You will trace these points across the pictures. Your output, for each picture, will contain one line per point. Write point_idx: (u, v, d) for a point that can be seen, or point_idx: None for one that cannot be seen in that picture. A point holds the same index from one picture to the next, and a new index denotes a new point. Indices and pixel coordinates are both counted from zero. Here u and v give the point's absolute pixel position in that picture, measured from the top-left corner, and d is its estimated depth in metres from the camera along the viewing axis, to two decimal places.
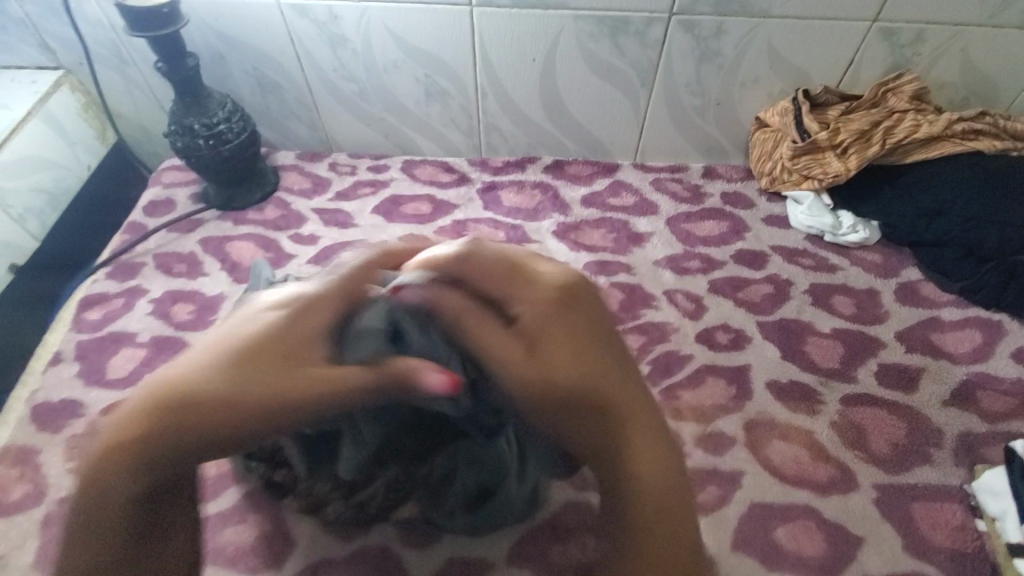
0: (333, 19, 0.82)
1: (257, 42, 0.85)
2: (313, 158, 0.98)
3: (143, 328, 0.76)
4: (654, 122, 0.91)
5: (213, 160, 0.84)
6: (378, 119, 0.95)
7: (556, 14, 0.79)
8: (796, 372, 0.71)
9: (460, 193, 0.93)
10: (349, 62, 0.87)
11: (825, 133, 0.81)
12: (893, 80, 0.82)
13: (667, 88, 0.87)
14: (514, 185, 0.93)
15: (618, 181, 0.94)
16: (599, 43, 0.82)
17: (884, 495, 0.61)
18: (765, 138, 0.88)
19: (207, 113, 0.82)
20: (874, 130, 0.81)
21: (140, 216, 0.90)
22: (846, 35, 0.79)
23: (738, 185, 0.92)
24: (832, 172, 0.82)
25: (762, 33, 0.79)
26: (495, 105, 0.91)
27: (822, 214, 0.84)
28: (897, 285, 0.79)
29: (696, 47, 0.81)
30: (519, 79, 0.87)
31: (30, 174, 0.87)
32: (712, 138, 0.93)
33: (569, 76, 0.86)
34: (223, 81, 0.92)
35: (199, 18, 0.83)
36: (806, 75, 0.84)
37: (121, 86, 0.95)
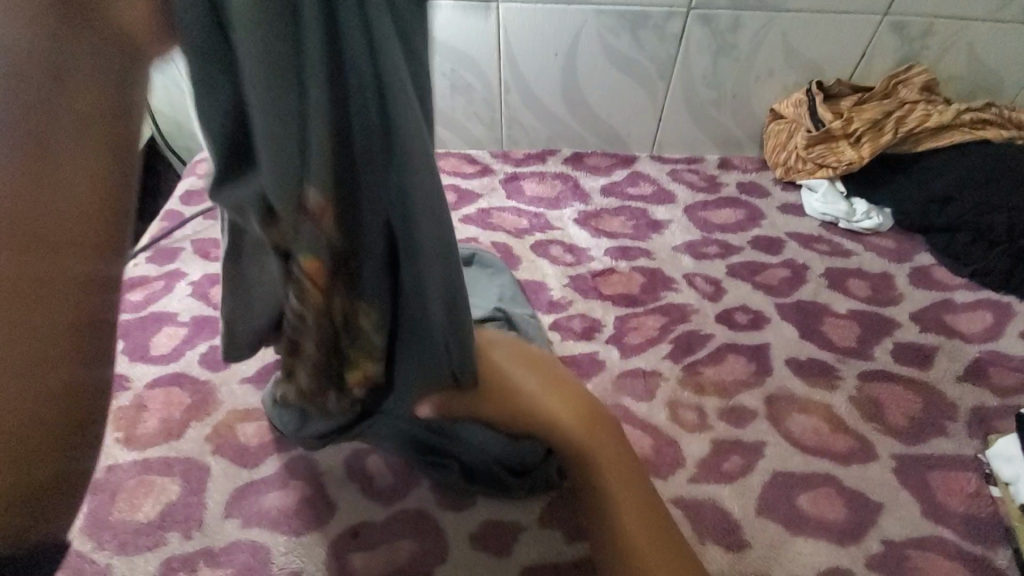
0: None
1: None
2: None
3: (183, 308, 0.80)
4: (672, 114, 0.94)
5: None
6: None
7: (579, 10, 0.83)
8: (814, 350, 0.73)
9: (483, 182, 0.94)
10: None
11: (839, 122, 0.84)
12: (904, 73, 0.85)
13: (684, 81, 0.90)
14: (535, 176, 0.95)
15: (636, 172, 0.96)
16: (619, 37, 0.85)
17: (901, 462, 0.64)
18: (779, 129, 0.91)
19: None
20: (886, 120, 0.83)
21: (175, 205, 0.94)
22: (857, 29, 0.82)
23: (754, 176, 0.95)
24: (846, 160, 0.85)
25: (776, 27, 0.83)
26: (518, 98, 0.94)
27: (837, 202, 0.87)
28: (910, 269, 0.82)
29: (713, 41, 0.85)
30: (542, 73, 0.91)
31: None
32: (727, 131, 0.96)
33: (591, 69, 0.89)
34: None
35: None
36: (818, 68, 0.87)
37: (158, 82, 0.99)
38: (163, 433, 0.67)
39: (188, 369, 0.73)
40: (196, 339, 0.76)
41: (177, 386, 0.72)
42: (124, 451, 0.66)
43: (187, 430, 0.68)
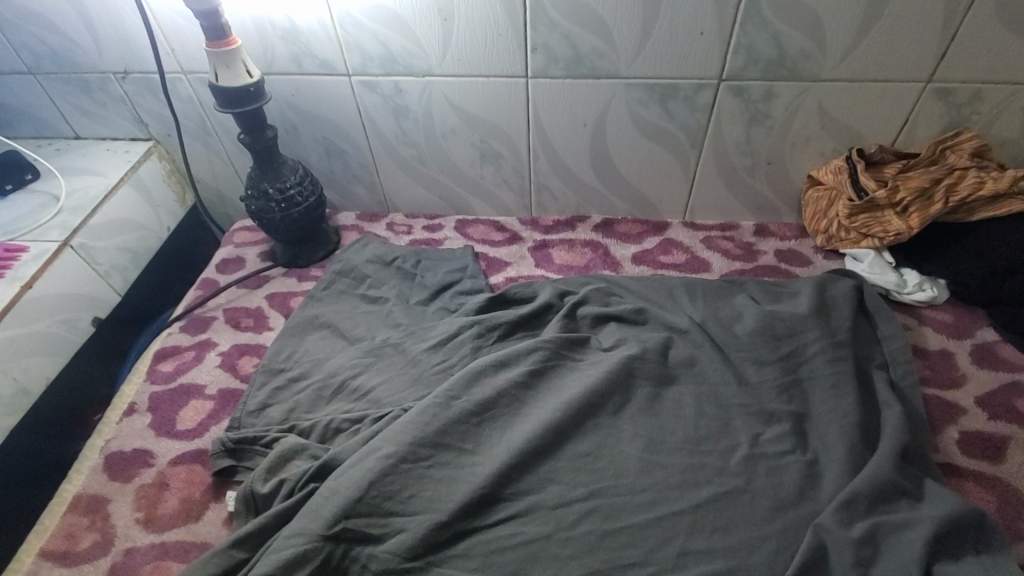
0: (399, 92, 0.87)
1: (329, 117, 0.93)
2: (372, 219, 1.04)
3: (213, 381, 0.80)
4: (704, 182, 0.93)
5: (282, 222, 0.90)
6: (435, 181, 1.00)
7: (607, 83, 0.82)
8: (885, 425, 0.64)
9: (512, 250, 0.96)
10: (410, 130, 0.92)
11: (883, 191, 0.79)
12: (951, 138, 0.81)
13: (717, 149, 0.88)
14: (565, 243, 0.96)
15: (668, 239, 0.95)
16: (649, 108, 0.84)
17: (944, 556, 0.55)
18: (819, 196, 0.88)
19: (281, 179, 0.88)
20: (936, 187, 0.79)
21: (212, 273, 0.96)
22: (899, 97, 0.79)
23: (792, 243, 0.93)
24: (893, 231, 0.80)
25: (812, 96, 0.80)
26: (547, 167, 0.95)
27: (885, 272, 0.82)
28: (972, 345, 0.76)
29: (745, 111, 0.83)
30: (571, 144, 0.91)
31: (118, 236, 0.95)
32: (762, 195, 0.93)
33: (619, 139, 0.89)
34: (295, 150, 0.99)
35: (281, 97, 0.91)
36: (858, 134, 0.84)
37: (203, 155, 1.03)
38: (183, 514, 0.66)
39: (209, 445, 0.72)
40: (221, 413, 0.76)
41: (201, 462, 0.71)
42: (143, 533, 0.65)
43: (206, 512, 0.67)
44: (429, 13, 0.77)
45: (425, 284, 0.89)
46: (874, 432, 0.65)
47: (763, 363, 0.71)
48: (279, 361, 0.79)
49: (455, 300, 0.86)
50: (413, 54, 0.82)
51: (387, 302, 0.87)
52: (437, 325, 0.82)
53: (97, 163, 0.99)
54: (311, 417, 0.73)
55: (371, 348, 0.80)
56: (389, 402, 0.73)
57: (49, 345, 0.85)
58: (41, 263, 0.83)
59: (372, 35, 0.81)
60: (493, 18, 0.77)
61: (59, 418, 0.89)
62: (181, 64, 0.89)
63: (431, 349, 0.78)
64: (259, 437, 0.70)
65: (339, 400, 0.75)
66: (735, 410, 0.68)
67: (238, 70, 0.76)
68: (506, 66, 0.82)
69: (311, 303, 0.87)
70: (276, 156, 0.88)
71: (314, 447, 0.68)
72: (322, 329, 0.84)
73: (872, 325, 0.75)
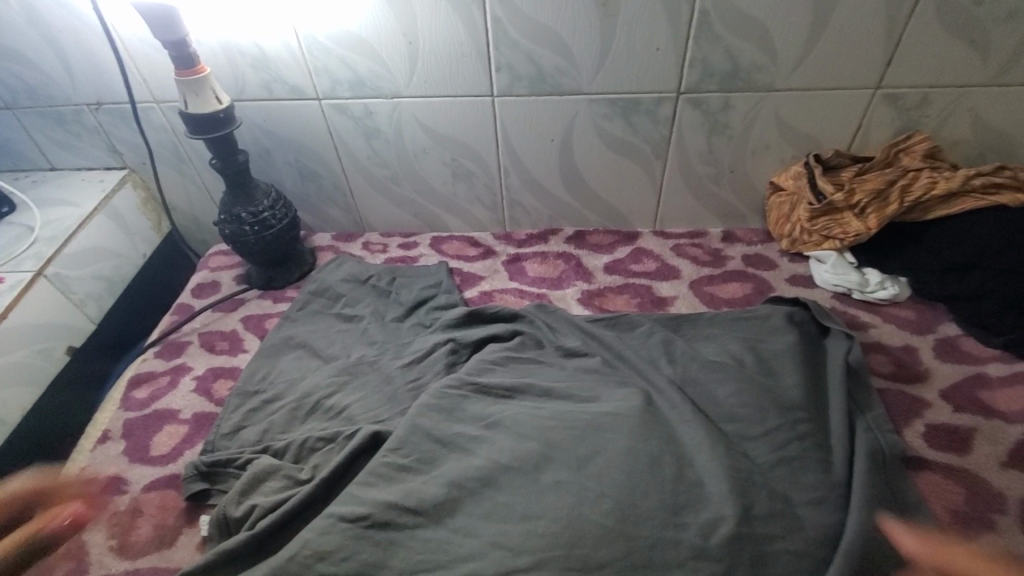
0: (369, 114, 0.89)
1: (301, 140, 0.94)
2: (347, 239, 1.06)
3: (187, 405, 0.80)
4: (671, 192, 0.95)
5: (256, 244, 0.91)
6: (408, 200, 1.02)
7: (571, 99, 0.84)
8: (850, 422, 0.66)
9: (486, 265, 0.97)
10: (382, 151, 0.94)
11: (841, 195, 0.82)
12: (903, 141, 0.84)
13: (682, 160, 0.90)
14: (538, 256, 0.97)
15: (639, 249, 0.97)
16: (613, 122, 0.87)
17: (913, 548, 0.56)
18: (781, 202, 0.90)
19: (254, 203, 0.89)
20: (891, 189, 0.81)
21: (187, 298, 0.97)
22: (851, 103, 0.82)
23: (759, 248, 0.95)
24: (853, 232, 0.82)
25: (768, 105, 0.83)
26: (517, 182, 0.96)
27: (848, 272, 0.84)
28: (935, 340, 0.78)
29: (705, 122, 0.85)
30: (539, 159, 0.93)
31: (93, 264, 0.95)
32: (728, 203, 0.95)
33: (587, 152, 0.91)
34: (269, 174, 1.00)
35: (252, 122, 0.92)
36: (816, 140, 0.86)
37: (178, 182, 1.04)
38: (156, 540, 0.65)
39: (183, 470, 0.72)
40: (195, 437, 0.76)
41: (174, 487, 0.71)
42: (116, 561, 0.64)
43: (180, 537, 0.66)
44: (395, 37, 0.79)
45: (400, 301, 0.90)
46: (838, 428, 0.66)
47: (731, 365, 0.72)
48: (253, 383, 0.79)
49: (430, 315, 0.87)
50: (380, 76, 0.84)
51: (363, 320, 0.88)
52: (414, 342, 0.83)
53: (71, 194, 0.99)
54: (285, 437, 0.73)
55: (345, 366, 0.80)
56: (363, 419, 0.73)
57: (24, 376, 0.85)
58: (15, 294, 0.83)
59: (339, 60, 0.83)
60: (457, 40, 0.79)
61: (34, 450, 0.88)
62: (152, 93, 0.91)
63: (405, 366, 0.79)
64: (232, 459, 0.70)
65: (314, 418, 0.75)
66: (705, 412, 0.69)
67: (207, 97, 0.77)
68: (471, 85, 0.84)
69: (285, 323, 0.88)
70: (249, 180, 0.89)
71: (288, 467, 0.68)
72: (298, 349, 0.84)
73: (834, 324, 0.77)
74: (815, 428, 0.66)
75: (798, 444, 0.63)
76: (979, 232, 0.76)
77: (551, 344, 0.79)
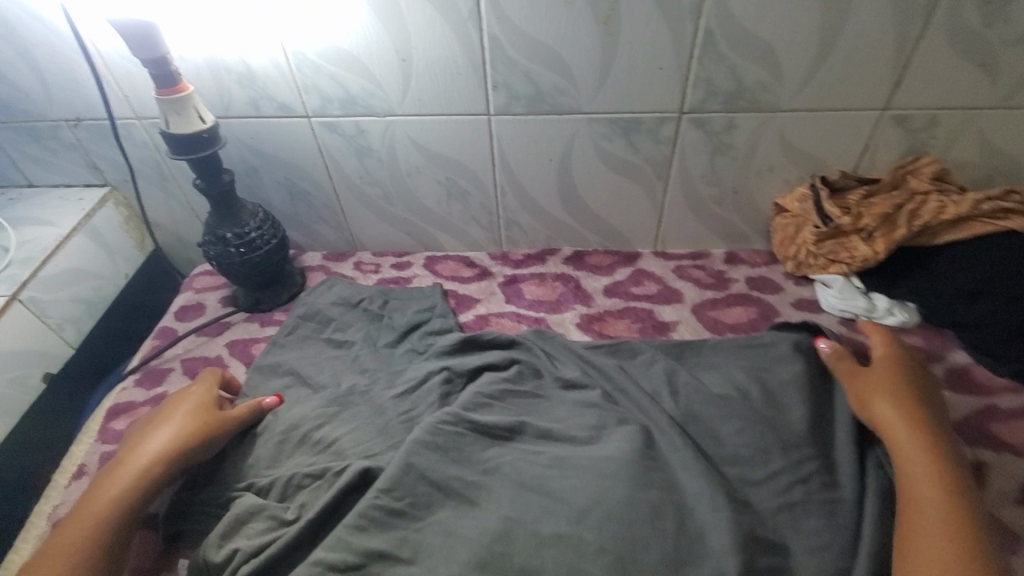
0: (360, 132, 0.86)
1: (290, 158, 0.91)
2: (338, 259, 1.02)
3: None
4: (672, 212, 0.92)
5: (243, 266, 0.87)
6: (402, 219, 0.98)
7: (570, 118, 0.82)
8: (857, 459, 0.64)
9: (482, 286, 0.94)
10: (374, 170, 0.91)
11: (848, 218, 0.79)
12: (911, 163, 0.82)
13: (683, 180, 0.88)
14: (536, 278, 0.94)
15: (639, 270, 0.94)
16: (613, 142, 0.84)
17: None
18: (785, 223, 0.88)
19: (241, 223, 0.85)
20: (899, 212, 0.79)
21: (170, 321, 0.93)
22: (858, 124, 0.79)
23: (763, 270, 0.92)
24: (860, 256, 0.80)
25: (773, 126, 0.80)
26: (514, 201, 0.93)
27: (855, 297, 0.82)
28: (944, 369, 0.76)
29: (708, 142, 0.83)
30: (537, 178, 0.90)
31: (71, 286, 0.91)
32: (731, 223, 0.93)
33: (586, 171, 0.88)
34: (257, 192, 0.97)
35: (238, 140, 0.89)
36: (821, 161, 0.84)
37: (162, 200, 1.00)
38: None
39: (162, 510, 0.68)
40: None
41: (152, 528, 0.67)
42: None
43: None
44: (388, 55, 0.76)
45: (393, 325, 0.87)
46: (847, 465, 0.64)
47: (736, 398, 0.70)
48: None
49: (422, 341, 0.84)
50: (371, 94, 0.81)
51: (353, 347, 0.84)
52: (407, 370, 0.79)
53: (49, 212, 0.95)
54: (270, 474, 0.69)
55: (335, 397, 0.77)
56: (353, 455, 0.70)
57: None
58: None
59: (330, 78, 0.80)
60: (452, 58, 0.76)
61: (8, 482, 0.85)
62: (134, 109, 0.87)
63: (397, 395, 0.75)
64: (214, 498, 0.67)
65: (297, 457, 0.71)
66: (710, 448, 0.66)
67: (191, 116, 0.74)
68: (467, 104, 0.81)
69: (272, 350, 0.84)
70: (236, 200, 0.86)
71: (272, 507, 0.65)
72: (285, 378, 0.81)
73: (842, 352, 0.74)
74: (824, 467, 0.63)
75: (804, 487, 0.61)
76: (989, 258, 0.74)
77: (549, 375, 0.77)
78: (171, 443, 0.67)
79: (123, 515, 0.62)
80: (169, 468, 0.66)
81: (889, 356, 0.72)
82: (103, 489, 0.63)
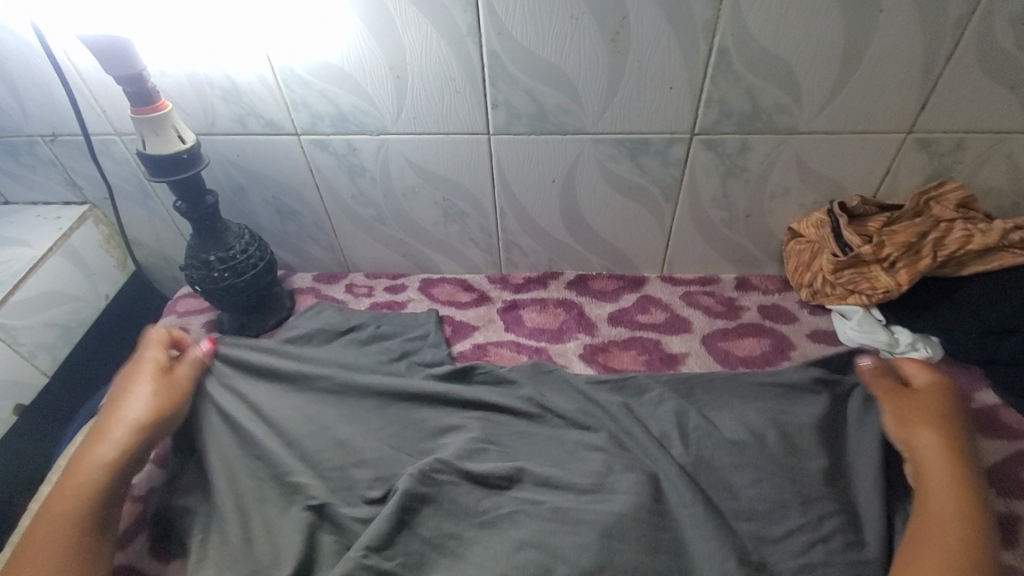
0: (352, 151, 0.81)
1: (279, 176, 0.86)
2: (330, 281, 0.97)
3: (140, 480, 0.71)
4: (680, 236, 0.88)
5: (227, 292, 0.82)
6: (396, 240, 0.93)
7: (574, 139, 0.77)
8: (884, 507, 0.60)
9: (480, 312, 0.90)
10: (367, 189, 0.86)
11: (869, 247, 0.75)
12: (935, 189, 0.77)
13: (693, 203, 0.83)
14: (537, 304, 0.90)
15: (645, 296, 0.90)
16: (619, 163, 0.79)
17: None
18: (801, 249, 0.83)
19: (225, 246, 0.81)
20: (923, 241, 0.74)
21: None
22: (880, 147, 0.75)
23: (776, 298, 0.87)
24: (881, 288, 0.75)
25: (789, 148, 0.76)
26: (514, 224, 0.89)
27: (875, 330, 0.77)
28: (971, 410, 0.71)
29: (720, 164, 0.78)
30: (539, 200, 0.85)
31: (45, 311, 0.86)
32: (743, 248, 0.88)
33: (591, 193, 0.83)
34: (244, 211, 0.92)
35: (223, 157, 0.84)
36: (840, 186, 0.80)
37: (145, 218, 0.95)
38: None
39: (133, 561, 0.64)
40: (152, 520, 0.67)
41: None
42: None
43: None
44: (381, 71, 0.72)
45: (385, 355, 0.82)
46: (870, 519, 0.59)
47: (750, 442, 0.65)
48: None
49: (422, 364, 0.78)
50: (364, 112, 0.77)
51: (335, 363, 0.78)
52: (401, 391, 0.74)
53: (24, 231, 0.90)
54: None
55: (315, 429, 0.70)
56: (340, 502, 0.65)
57: None
58: None
59: (320, 94, 0.75)
60: (449, 74, 0.72)
61: None
62: (113, 125, 0.82)
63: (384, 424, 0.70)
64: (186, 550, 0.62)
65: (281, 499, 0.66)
66: (723, 499, 0.62)
67: (169, 136, 0.69)
68: (466, 123, 0.77)
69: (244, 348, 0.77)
70: (220, 222, 0.81)
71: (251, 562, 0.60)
72: None
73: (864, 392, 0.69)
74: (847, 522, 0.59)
75: (825, 547, 0.57)
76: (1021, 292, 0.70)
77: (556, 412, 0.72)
78: (144, 415, 0.65)
79: (103, 488, 0.60)
80: (144, 434, 0.65)
81: (935, 382, 0.66)
82: (71, 474, 0.61)
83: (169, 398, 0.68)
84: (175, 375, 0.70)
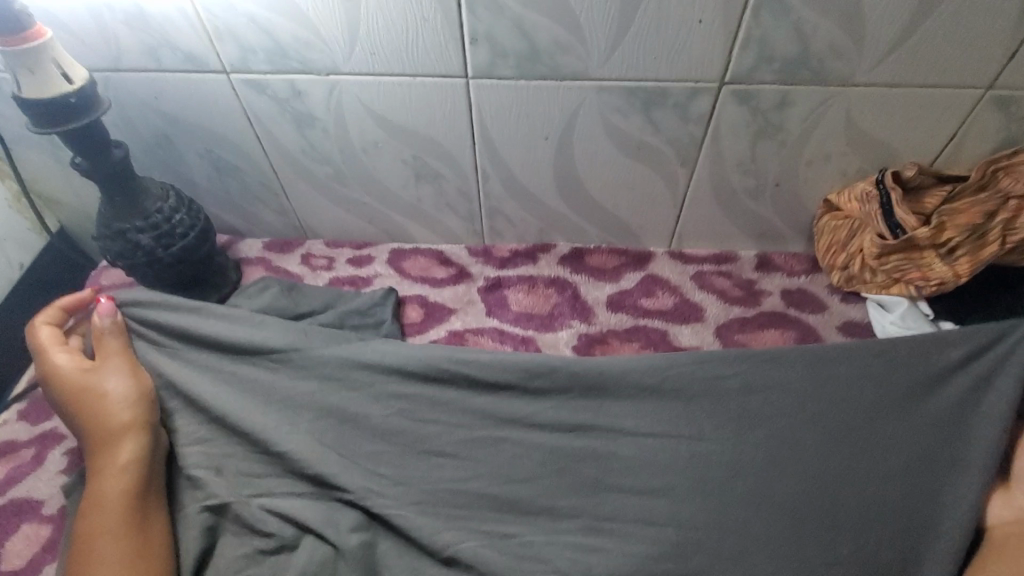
0: (297, 95, 0.66)
1: (211, 125, 0.70)
2: (283, 250, 0.83)
3: (52, 495, 0.60)
4: (695, 207, 0.74)
5: (152, 268, 0.69)
6: (359, 203, 0.79)
7: (574, 87, 0.62)
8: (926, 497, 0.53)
9: (458, 293, 0.77)
10: (320, 143, 0.71)
11: (926, 229, 0.62)
12: (1006, 158, 0.63)
13: (714, 168, 0.69)
14: (524, 283, 0.77)
15: (650, 276, 0.77)
16: (627, 118, 0.64)
17: None
18: (839, 225, 0.70)
19: (145, 214, 0.66)
20: (989, 223, 0.62)
21: None
22: (950, 105, 0.61)
23: (802, 281, 0.75)
24: (936, 279, 0.64)
25: (839, 104, 0.61)
26: (499, 188, 0.74)
27: (919, 327, 0.66)
28: None
29: (751, 122, 0.64)
30: (528, 161, 0.70)
31: None
32: (768, 222, 0.75)
33: (591, 153, 0.69)
34: (174, 167, 0.76)
35: (137, 98, 0.68)
36: (893, 151, 0.66)
37: (57, 173, 0.79)
38: None
39: None
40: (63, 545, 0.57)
41: None
42: None
43: None
44: None
45: None
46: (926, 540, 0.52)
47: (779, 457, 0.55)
48: None
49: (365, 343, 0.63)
50: (307, 45, 0.60)
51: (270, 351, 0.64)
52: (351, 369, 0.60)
53: None
54: None
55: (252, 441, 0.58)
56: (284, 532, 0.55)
57: None
58: None
59: (250, 22, 0.59)
60: None
61: None
62: None
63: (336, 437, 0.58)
64: None
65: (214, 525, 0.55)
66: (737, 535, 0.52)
67: (49, 73, 0.54)
68: (438, 63, 0.61)
69: (166, 316, 0.63)
70: (138, 183, 0.66)
71: None
72: None
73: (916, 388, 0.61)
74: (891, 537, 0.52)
75: None
76: None
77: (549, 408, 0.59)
78: (131, 394, 0.58)
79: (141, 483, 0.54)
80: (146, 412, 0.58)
81: None
82: (96, 486, 0.53)
83: (136, 375, 0.60)
84: (109, 345, 0.61)
